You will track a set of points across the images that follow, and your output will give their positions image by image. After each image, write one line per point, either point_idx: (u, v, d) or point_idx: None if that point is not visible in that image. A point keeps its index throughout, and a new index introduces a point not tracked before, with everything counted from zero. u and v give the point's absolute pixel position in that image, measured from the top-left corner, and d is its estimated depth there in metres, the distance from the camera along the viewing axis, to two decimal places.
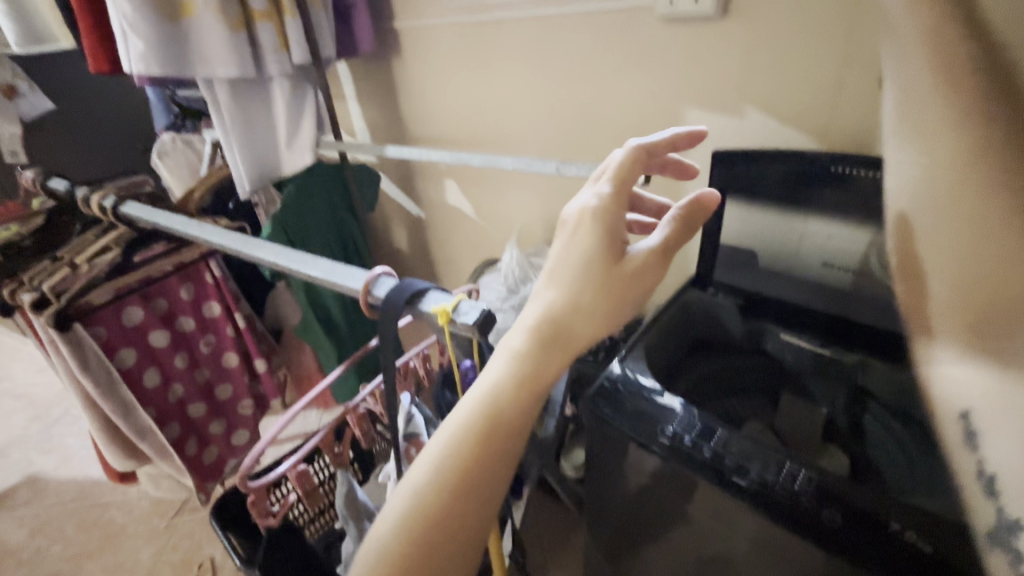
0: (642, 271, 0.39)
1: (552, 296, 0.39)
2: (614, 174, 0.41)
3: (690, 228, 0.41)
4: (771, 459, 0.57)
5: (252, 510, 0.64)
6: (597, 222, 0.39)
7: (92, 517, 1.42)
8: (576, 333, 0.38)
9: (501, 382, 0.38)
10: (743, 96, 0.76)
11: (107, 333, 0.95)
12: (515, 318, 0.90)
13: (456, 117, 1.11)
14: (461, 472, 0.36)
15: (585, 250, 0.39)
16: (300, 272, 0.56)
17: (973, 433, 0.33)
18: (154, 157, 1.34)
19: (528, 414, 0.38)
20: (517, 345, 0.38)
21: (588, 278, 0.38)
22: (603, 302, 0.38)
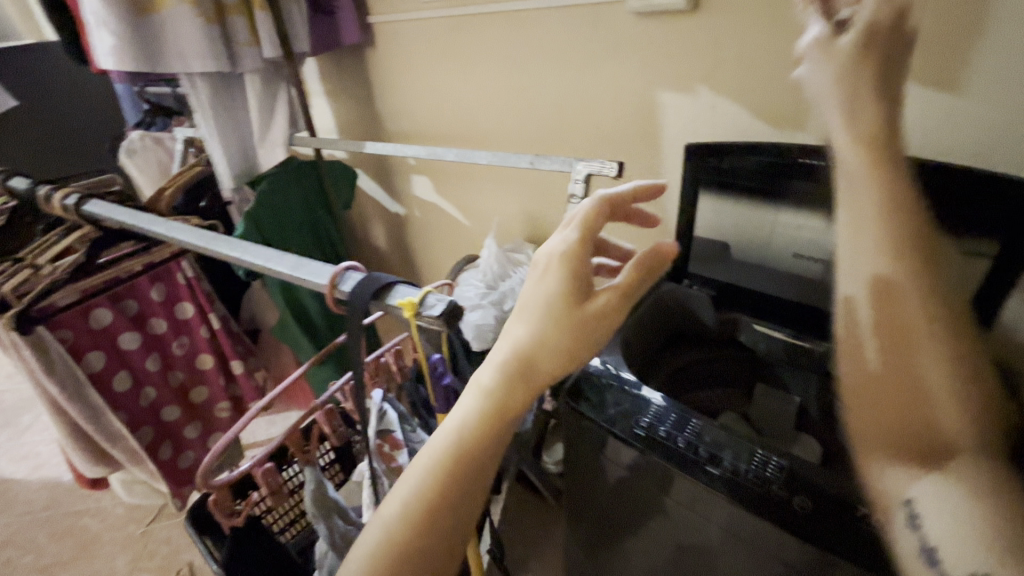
0: (604, 312, 0.38)
1: (518, 333, 0.38)
2: (580, 222, 0.40)
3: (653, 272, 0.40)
4: (743, 449, 0.57)
5: (215, 510, 0.62)
6: (562, 264, 0.39)
7: (64, 525, 1.38)
8: (540, 370, 0.38)
9: (469, 417, 0.38)
10: (715, 89, 0.77)
11: (73, 336, 0.92)
12: (493, 315, 0.89)
13: (432, 113, 1.10)
14: (429, 508, 0.36)
15: (549, 290, 0.38)
16: (267, 269, 0.54)
17: (915, 518, 0.41)
18: (122, 155, 1.30)
19: (494, 448, 0.38)
20: (486, 382, 0.38)
21: (551, 314, 0.38)
22: (566, 342, 0.37)
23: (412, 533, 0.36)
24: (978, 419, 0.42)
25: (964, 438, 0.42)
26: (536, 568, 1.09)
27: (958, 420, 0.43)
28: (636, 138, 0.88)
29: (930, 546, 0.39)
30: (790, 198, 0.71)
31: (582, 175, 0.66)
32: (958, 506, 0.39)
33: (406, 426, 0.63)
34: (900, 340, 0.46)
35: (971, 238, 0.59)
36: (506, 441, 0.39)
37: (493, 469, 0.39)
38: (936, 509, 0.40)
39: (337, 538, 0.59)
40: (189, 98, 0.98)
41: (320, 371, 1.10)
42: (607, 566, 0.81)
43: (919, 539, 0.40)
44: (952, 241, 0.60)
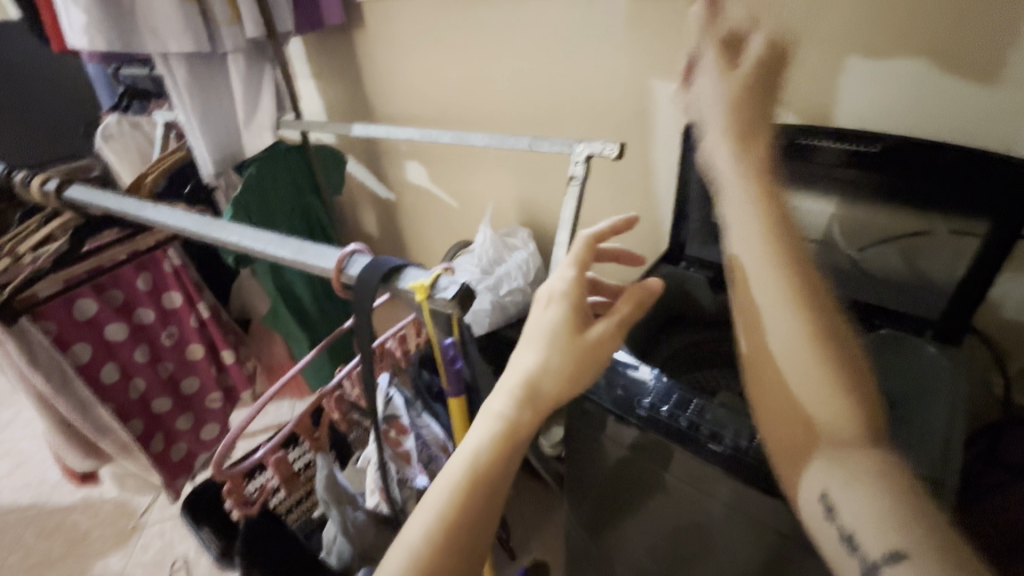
0: (599, 346, 0.41)
1: (527, 362, 0.40)
2: (574, 259, 0.43)
3: (639, 309, 0.43)
4: (743, 427, 0.58)
5: (229, 500, 0.59)
6: (563, 299, 0.41)
7: (54, 522, 1.36)
8: (546, 395, 0.40)
9: (480, 439, 0.40)
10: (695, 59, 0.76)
11: (58, 328, 0.90)
12: (491, 301, 0.91)
13: (422, 94, 1.08)
14: (450, 527, 0.37)
15: (552, 322, 0.41)
16: (266, 253, 0.54)
17: (831, 509, 0.43)
18: (98, 140, 1.24)
19: (507, 467, 0.40)
20: (500, 407, 0.40)
21: (555, 342, 0.40)
22: (570, 366, 0.40)
23: (433, 558, 0.36)
24: (851, 407, 0.46)
25: (848, 426, 0.45)
26: (537, 549, 1.11)
27: (841, 408, 0.46)
28: (633, 120, 0.87)
29: (849, 534, 0.42)
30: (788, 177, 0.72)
31: (582, 156, 0.65)
32: (871, 501, 0.42)
33: (412, 412, 0.64)
34: (782, 358, 0.48)
35: (959, 216, 0.62)
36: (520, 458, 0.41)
37: (508, 486, 0.40)
38: (850, 499, 0.43)
39: (348, 525, 0.60)
40: (166, 81, 0.94)
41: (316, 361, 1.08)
42: (605, 545, 0.82)
43: (838, 529, 0.42)
44: (942, 217, 0.64)
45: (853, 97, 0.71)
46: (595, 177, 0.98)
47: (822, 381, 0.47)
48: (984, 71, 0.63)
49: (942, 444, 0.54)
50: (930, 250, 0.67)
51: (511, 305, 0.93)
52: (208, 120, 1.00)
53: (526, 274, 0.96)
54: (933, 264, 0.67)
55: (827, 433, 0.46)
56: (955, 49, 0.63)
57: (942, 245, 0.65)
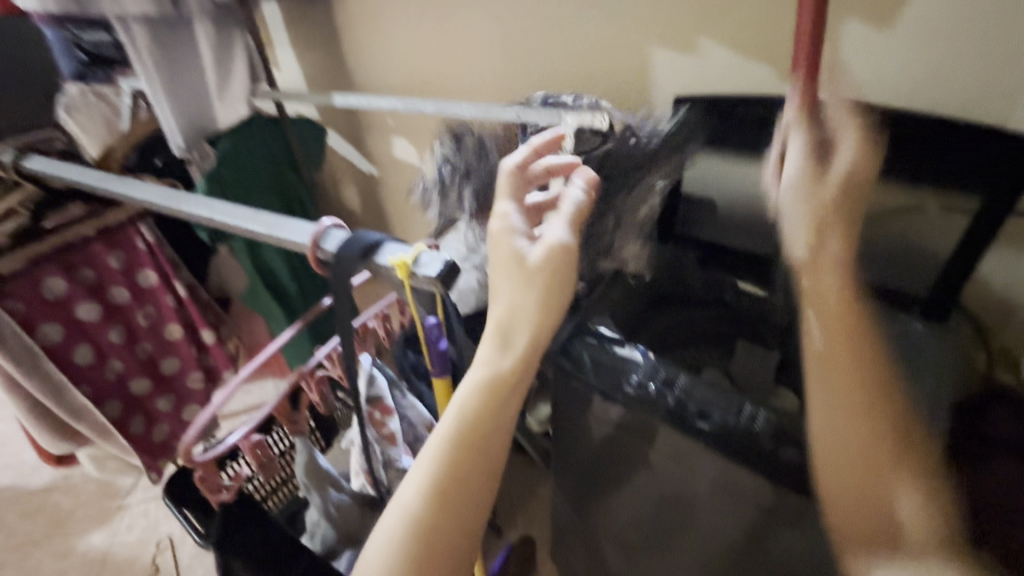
0: (551, 264, 0.42)
1: (497, 309, 0.43)
2: (503, 192, 0.46)
3: (583, 208, 0.46)
4: (732, 404, 0.58)
5: (201, 486, 0.61)
6: (501, 233, 0.44)
7: (35, 503, 1.33)
8: (518, 340, 0.43)
9: (467, 395, 0.43)
10: (690, 26, 0.73)
11: (24, 308, 0.87)
12: (478, 279, 0.90)
13: (405, 62, 1.03)
14: (446, 478, 0.42)
15: (501, 262, 0.44)
16: (239, 228, 0.51)
17: None
18: (58, 111, 1.15)
19: (496, 418, 0.43)
20: (483, 355, 0.44)
21: (512, 281, 0.43)
22: (533, 301, 0.42)
23: (435, 505, 0.41)
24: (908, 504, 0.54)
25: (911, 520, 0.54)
26: (523, 525, 1.13)
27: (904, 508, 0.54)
28: (623, 91, 0.84)
29: None
30: (777, 151, 0.71)
31: (572, 128, 0.64)
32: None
33: (397, 392, 0.61)
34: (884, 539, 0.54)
35: (950, 191, 0.61)
36: (512, 409, 0.44)
37: (498, 434, 0.44)
38: None
39: (330, 507, 0.60)
40: (127, 48, 0.88)
41: (299, 343, 1.07)
42: (590, 520, 0.83)
43: None
44: (934, 194, 0.62)
45: (846, 69, 0.67)
46: None
47: (880, 477, 0.55)
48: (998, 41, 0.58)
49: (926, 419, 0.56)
50: (922, 225, 0.65)
51: None
52: (177, 90, 0.95)
53: None
54: (930, 238, 0.65)
55: (881, 528, 0.54)
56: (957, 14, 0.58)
57: (935, 223, 0.64)
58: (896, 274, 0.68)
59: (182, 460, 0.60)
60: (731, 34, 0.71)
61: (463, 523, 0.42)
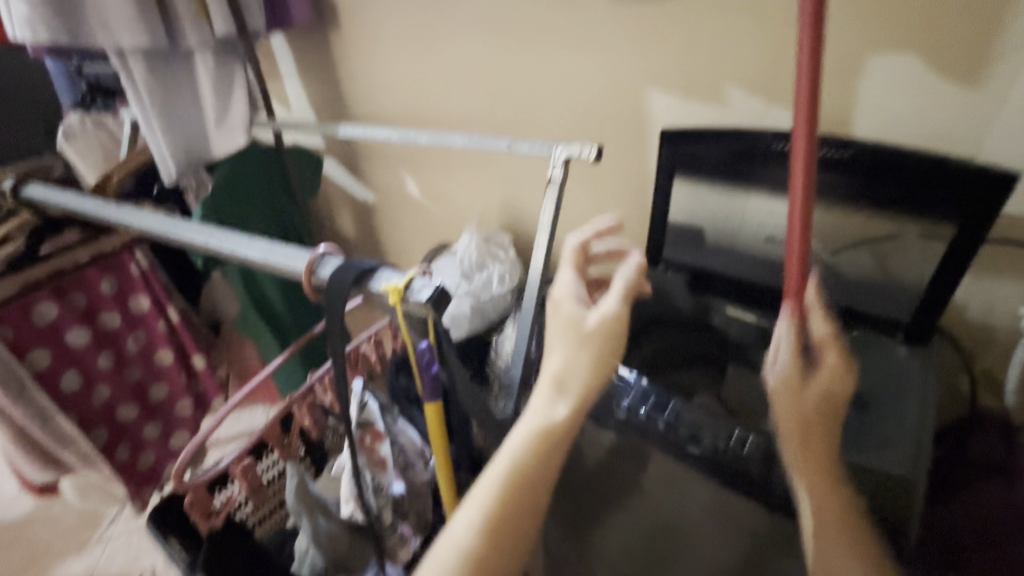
0: (607, 330, 0.45)
1: (553, 362, 0.46)
2: (569, 266, 0.52)
3: (634, 283, 0.48)
4: (722, 429, 0.62)
5: (192, 510, 0.62)
6: (563, 297, 0.49)
7: (10, 536, 1.29)
8: (572, 393, 0.44)
9: (518, 443, 0.43)
10: (673, 62, 0.77)
11: (14, 334, 0.87)
12: (470, 304, 0.91)
13: (401, 93, 1.06)
14: (494, 519, 0.41)
15: (564, 321, 0.47)
16: (236, 253, 0.52)
17: None
18: (59, 139, 1.18)
19: (547, 470, 0.43)
20: (537, 404, 0.45)
21: (576, 338, 0.46)
22: (588, 356, 0.45)
23: (480, 550, 0.40)
24: None
25: None
26: None
27: None
28: (611, 123, 0.87)
29: None
30: (760, 181, 0.74)
31: (561, 160, 0.66)
32: None
33: (388, 417, 0.61)
34: None
35: (930, 218, 0.63)
36: (558, 462, 0.43)
37: (550, 483, 0.43)
38: None
39: (319, 536, 0.58)
40: (121, 76, 0.91)
41: (289, 368, 1.07)
42: None
43: None
44: (914, 224, 0.64)
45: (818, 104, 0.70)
46: (572, 178, 0.96)
47: None
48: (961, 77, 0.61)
49: (913, 450, 0.57)
50: (899, 253, 0.67)
51: (489, 306, 0.92)
52: (170, 118, 0.97)
53: (509, 280, 0.95)
54: (903, 268, 0.68)
55: None
56: (945, 58, 0.61)
57: (910, 247, 0.66)
58: (870, 300, 0.71)
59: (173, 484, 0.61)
60: (715, 70, 0.74)
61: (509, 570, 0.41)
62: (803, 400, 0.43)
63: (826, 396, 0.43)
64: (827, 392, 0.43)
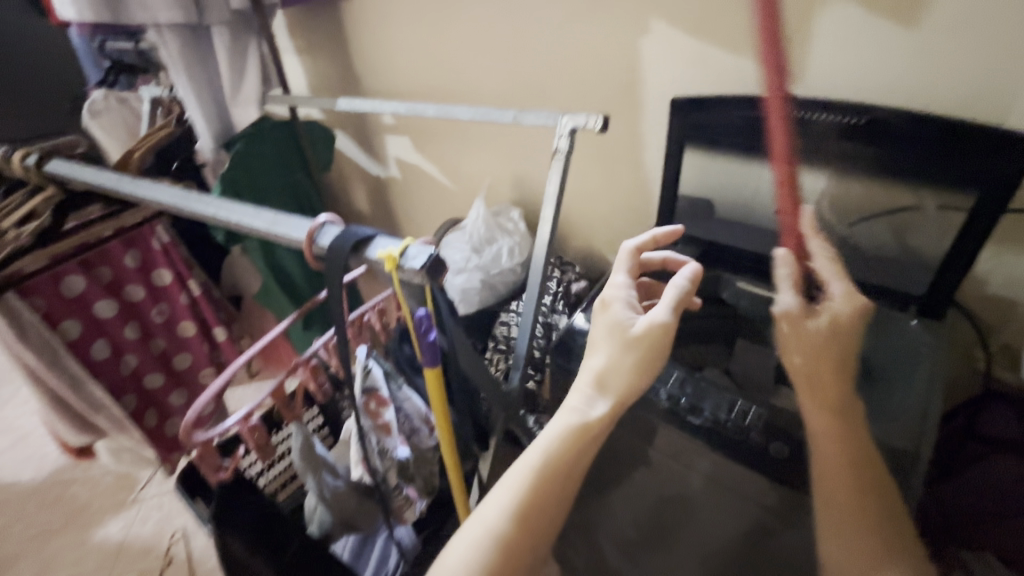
0: (651, 338, 0.44)
1: (595, 361, 0.46)
2: (622, 269, 0.51)
3: (688, 290, 0.47)
4: (724, 399, 0.60)
5: (200, 465, 0.62)
6: (614, 300, 0.48)
7: (55, 494, 1.38)
8: (612, 393, 0.45)
9: (554, 436, 0.44)
10: (688, 28, 0.74)
11: (46, 304, 0.90)
12: (480, 278, 0.92)
13: (411, 65, 1.05)
14: (525, 504, 0.42)
15: (611, 321, 0.47)
16: (242, 224, 0.53)
17: None
18: (84, 115, 1.22)
19: (580, 459, 0.44)
20: (574, 401, 0.46)
21: (617, 342, 0.45)
22: (633, 360, 0.45)
23: (510, 529, 0.41)
24: None
25: None
26: None
27: None
28: (622, 93, 0.85)
29: None
30: (777, 151, 0.70)
31: (567, 130, 0.65)
32: None
33: (393, 384, 0.62)
34: None
35: (948, 190, 0.61)
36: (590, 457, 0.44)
37: (578, 481, 0.44)
38: None
39: (325, 492, 0.60)
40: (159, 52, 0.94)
41: (296, 329, 1.09)
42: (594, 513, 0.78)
43: None
44: (932, 193, 0.62)
45: (832, 71, 0.68)
46: (584, 150, 0.95)
47: None
48: (989, 38, 0.58)
49: (918, 419, 0.56)
50: (918, 227, 0.65)
51: (500, 282, 0.94)
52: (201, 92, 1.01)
53: (518, 254, 0.95)
54: (919, 240, 0.66)
55: None
56: (978, 17, 0.57)
57: (929, 222, 0.64)
58: (883, 273, 0.70)
59: (183, 439, 0.62)
60: (728, 33, 0.71)
61: (533, 554, 0.42)
62: (805, 327, 0.55)
63: (830, 324, 0.55)
64: (834, 314, 0.55)
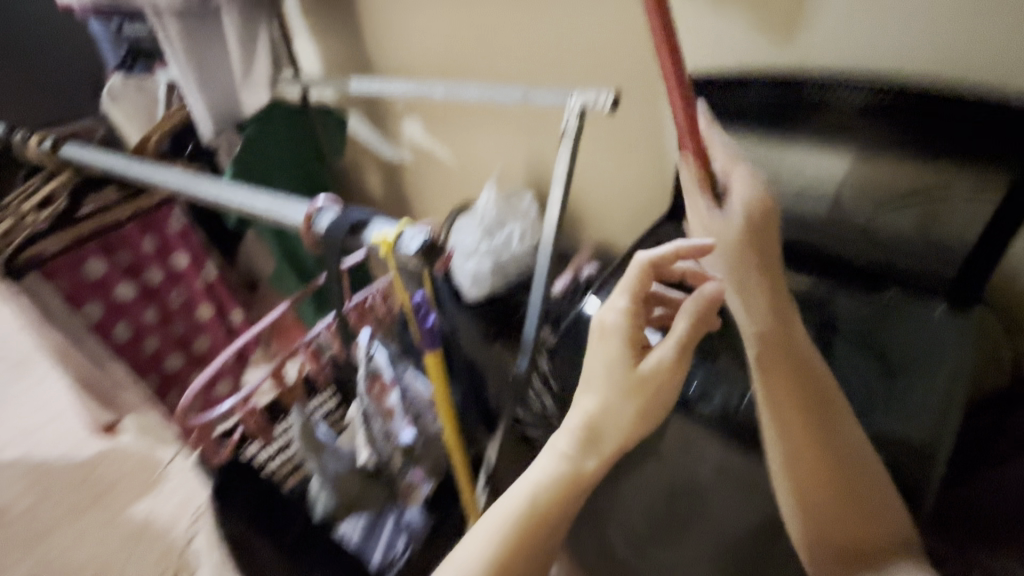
0: (654, 381, 0.41)
1: (589, 403, 0.42)
2: (628, 290, 0.44)
3: (701, 324, 0.43)
4: (736, 386, 0.58)
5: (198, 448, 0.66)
6: (619, 330, 0.43)
7: (87, 468, 1.45)
8: (606, 442, 0.41)
9: (542, 483, 0.40)
10: None
11: (69, 286, 0.94)
12: (490, 264, 0.91)
13: (421, 45, 1.03)
14: (507, 558, 0.38)
15: (609, 355, 0.43)
16: (248, 208, 0.54)
17: None
18: (105, 101, 1.23)
19: (568, 510, 0.40)
20: (563, 445, 0.41)
21: (613, 381, 0.42)
22: (632, 409, 0.41)
23: None
24: None
25: None
26: None
27: None
28: (636, 71, 0.82)
29: None
30: (801, 131, 0.67)
31: (576, 110, 0.63)
32: None
33: (398, 367, 0.63)
34: None
35: (981, 169, 0.58)
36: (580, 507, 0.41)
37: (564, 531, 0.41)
38: None
39: (328, 473, 0.61)
40: (160, 36, 0.95)
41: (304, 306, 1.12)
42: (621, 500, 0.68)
43: None
44: (964, 173, 0.59)
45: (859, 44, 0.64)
46: (597, 131, 0.92)
47: None
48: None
49: (936, 414, 0.55)
50: (947, 211, 0.61)
51: (512, 267, 0.93)
52: (205, 77, 1.00)
53: (528, 239, 0.94)
54: (948, 228, 0.62)
55: None
56: None
57: (960, 206, 0.60)
58: (907, 260, 0.66)
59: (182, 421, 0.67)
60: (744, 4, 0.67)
61: None
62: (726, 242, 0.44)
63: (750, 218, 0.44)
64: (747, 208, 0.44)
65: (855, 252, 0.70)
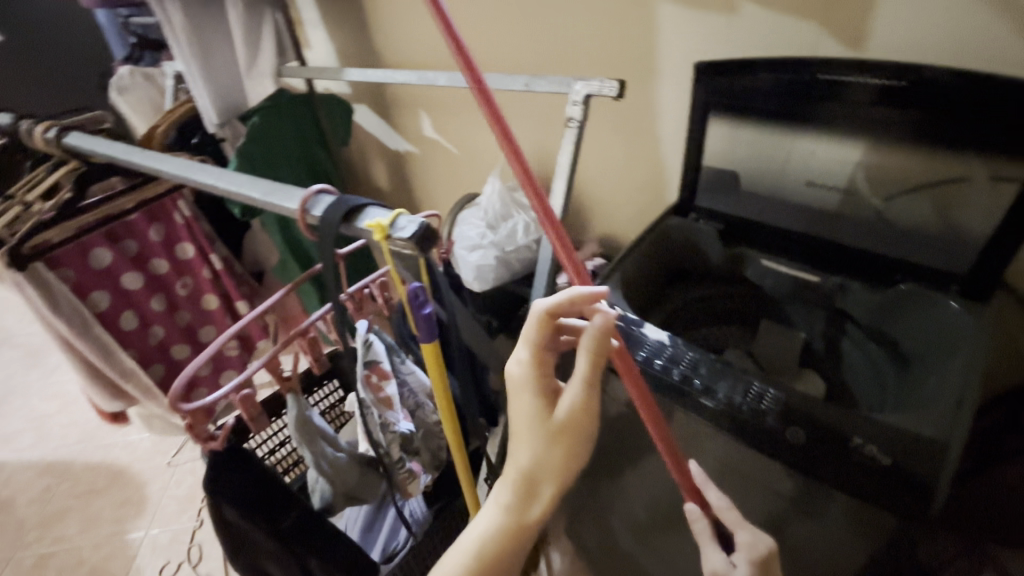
0: (576, 425, 0.39)
1: (522, 456, 0.40)
2: (527, 341, 0.40)
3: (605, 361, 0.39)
4: (740, 381, 0.57)
5: (190, 433, 0.62)
6: (527, 386, 0.40)
7: (98, 456, 1.46)
8: (543, 489, 0.40)
9: (487, 535, 0.41)
10: None
11: (76, 275, 0.94)
12: (495, 255, 0.90)
13: (426, 33, 1.02)
14: None
15: (527, 408, 0.40)
16: (242, 195, 0.53)
17: None
18: (112, 92, 1.24)
19: (519, 551, 0.41)
20: (503, 499, 0.41)
21: (536, 432, 0.40)
22: (557, 455, 0.39)
23: None
24: None
25: None
26: None
27: None
28: (644, 58, 0.80)
29: None
30: (812, 119, 0.66)
31: (580, 97, 0.62)
32: None
33: (395, 358, 0.63)
34: None
35: (1002, 162, 0.55)
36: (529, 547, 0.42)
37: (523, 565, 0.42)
38: None
39: (324, 463, 0.61)
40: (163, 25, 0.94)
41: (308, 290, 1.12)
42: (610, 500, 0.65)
43: None
44: (983, 163, 0.56)
45: (873, 24, 0.63)
46: (604, 121, 0.90)
47: None
48: None
49: (950, 410, 0.51)
50: (962, 201, 0.60)
51: (516, 260, 0.92)
52: (210, 66, 1.00)
53: (533, 230, 0.92)
54: (967, 214, 0.60)
55: None
56: None
57: (976, 194, 0.58)
58: (920, 250, 0.65)
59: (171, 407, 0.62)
60: None
61: None
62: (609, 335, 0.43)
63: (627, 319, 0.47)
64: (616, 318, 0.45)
65: (861, 239, 0.69)
